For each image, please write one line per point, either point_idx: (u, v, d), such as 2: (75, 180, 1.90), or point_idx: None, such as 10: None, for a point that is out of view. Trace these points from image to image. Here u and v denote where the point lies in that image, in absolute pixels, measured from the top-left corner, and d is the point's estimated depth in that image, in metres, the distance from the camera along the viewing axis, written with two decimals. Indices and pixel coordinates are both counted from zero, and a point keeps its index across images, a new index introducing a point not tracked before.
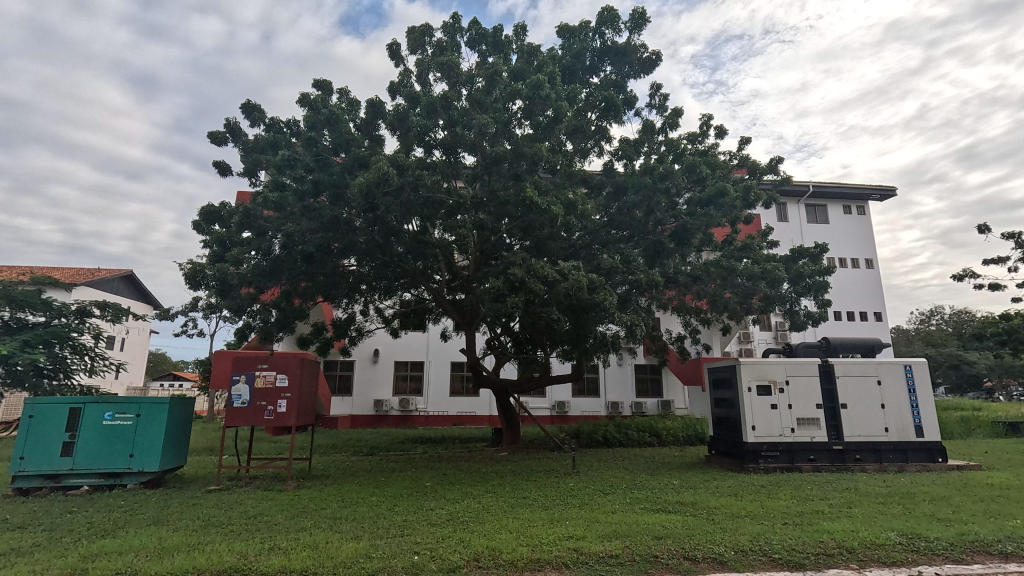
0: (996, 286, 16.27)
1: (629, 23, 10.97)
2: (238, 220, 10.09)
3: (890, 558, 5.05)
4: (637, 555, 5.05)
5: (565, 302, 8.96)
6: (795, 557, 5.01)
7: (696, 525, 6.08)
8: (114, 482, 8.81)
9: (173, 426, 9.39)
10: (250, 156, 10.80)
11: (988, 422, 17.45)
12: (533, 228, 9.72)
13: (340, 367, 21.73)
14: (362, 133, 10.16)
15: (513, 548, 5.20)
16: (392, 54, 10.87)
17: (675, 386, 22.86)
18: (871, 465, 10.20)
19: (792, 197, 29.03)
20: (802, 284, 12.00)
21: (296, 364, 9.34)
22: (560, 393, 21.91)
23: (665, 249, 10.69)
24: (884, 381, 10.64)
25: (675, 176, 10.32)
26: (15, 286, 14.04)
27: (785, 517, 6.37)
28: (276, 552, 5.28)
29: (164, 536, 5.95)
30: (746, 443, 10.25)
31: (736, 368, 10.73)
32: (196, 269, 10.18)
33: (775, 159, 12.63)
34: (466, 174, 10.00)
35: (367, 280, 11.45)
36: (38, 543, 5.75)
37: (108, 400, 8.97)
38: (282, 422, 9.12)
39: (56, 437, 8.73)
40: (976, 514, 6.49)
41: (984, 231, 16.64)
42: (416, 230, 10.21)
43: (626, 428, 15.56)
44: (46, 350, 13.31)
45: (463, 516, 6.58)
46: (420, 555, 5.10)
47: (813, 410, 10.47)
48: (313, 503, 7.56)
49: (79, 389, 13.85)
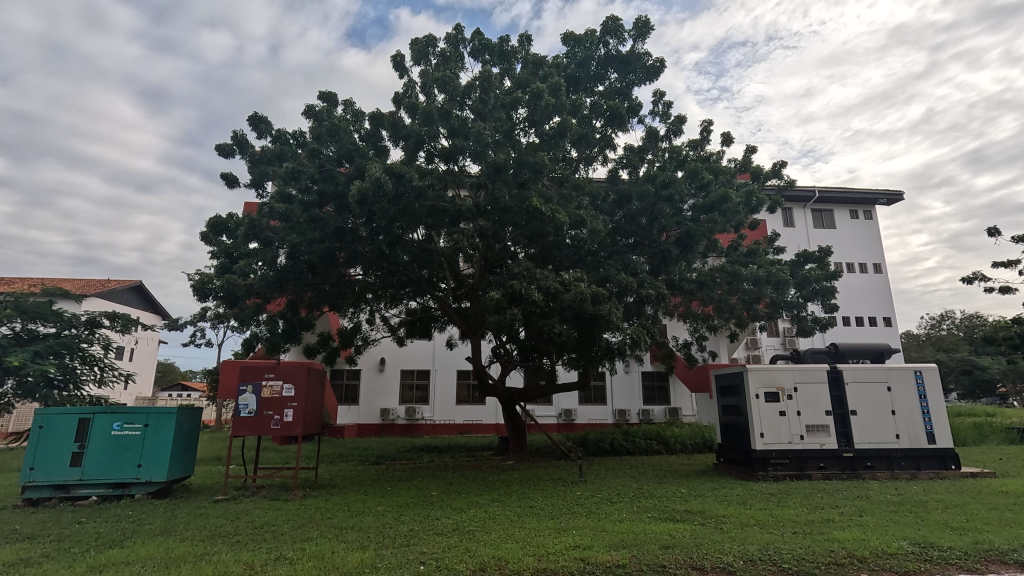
0: (1007, 289, 16.09)
1: (634, 32, 11.03)
2: (245, 231, 10.27)
3: (903, 567, 4.96)
4: (644, 565, 4.99)
5: (569, 313, 8.99)
6: (805, 565, 4.95)
7: (704, 533, 6.03)
8: (122, 492, 8.86)
9: (181, 436, 9.41)
10: (257, 167, 10.92)
11: (1002, 428, 17.21)
12: (537, 236, 9.72)
13: (346, 375, 21.79)
14: (366, 144, 10.17)
15: (519, 558, 5.17)
16: (397, 66, 10.99)
17: (683, 394, 22.74)
18: (883, 472, 10.06)
19: (797, 202, 28.99)
20: (809, 289, 12.00)
21: (301, 373, 9.37)
22: (567, 401, 21.87)
23: (669, 257, 10.74)
24: (894, 388, 10.53)
25: (678, 183, 10.29)
26: (27, 298, 14.17)
27: (795, 526, 6.30)
28: (281, 562, 5.27)
29: (172, 546, 5.97)
30: (755, 451, 10.15)
31: (744, 375, 10.66)
32: (204, 280, 10.22)
33: (781, 164, 12.63)
34: (471, 182, 10.05)
35: (373, 288, 11.67)
36: (46, 553, 5.79)
37: (118, 410, 9.02)
38: (287, 432, 9.15)
39: (67, 447, 8.79)
40: (991, 522, 6.37)
41: (994, 234, 16.49)
42: (421, 239, 10.20)
43: (633, 436, 15.43)
44: (58, 361, 13.44)
45: (469, 526, 6.55)
46: (427, 566, 5.07)
47: (823, 417, 10.36)
48: (319, 512, 7.56)
49: (89, 399, 13.94)
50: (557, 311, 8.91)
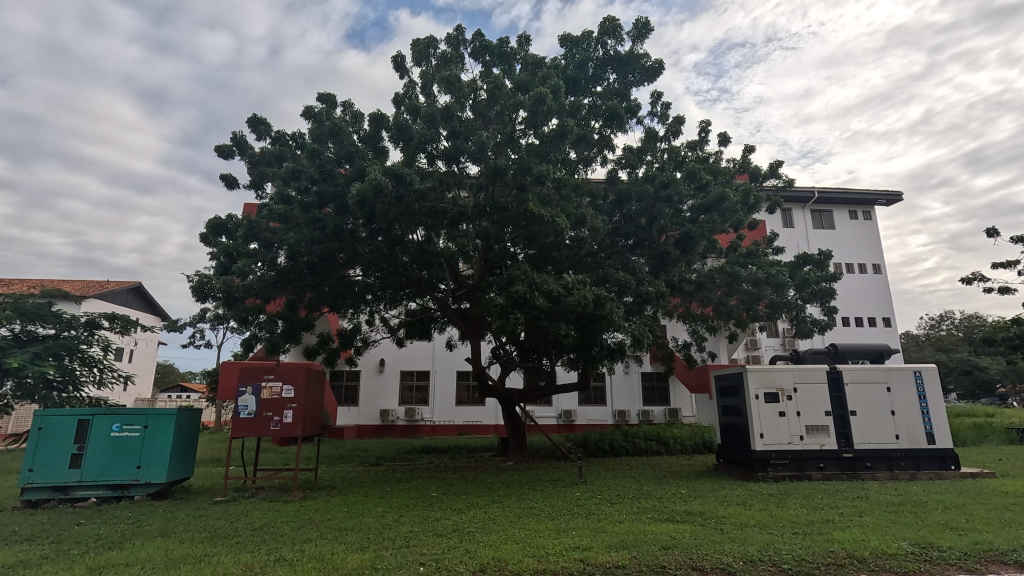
0: (1007, 290, 16.11)
1: (632, 33, 11.04)
2: (244, 232, 10.23)
3: (904, 567, 4.96)
4: (644, 566, 5.00)
5: (571, 315, 9.02)
6: (805, 566, 4.96)
7: (704, 534, 6.05)
8: (122, 494, 8.84)
9: (181, 438, 9.40)
10: (256, 168, 10.91)
11: (1001, 428, 17.23)
12: (537, 237, 9.71)
13: (346, 376, 21.77)
14: (366, 145, 10.16)
15: (519, 559, 5.17)
16: (397, 66, 10.99)
17: (683, 395, 22.75)
18: (883, 473, 10.06)
19: (796, 203, 29.05)
20: (808, 290, 12.01)
21: (301, 374, 9.36)
22: (567, 401, 21.87)
23: (669, 258, 10.76)
24: (894, 388, 10.53)
25: (677, 183, 10.36)
26: (27, 299, 14.17)
27: (794, 526, 6.32)
28: (281, 564, 5.26)
29: (171, 548, 5.95)
30: (754, 452, 10.15)
31: (743, 376, 10.67)
32: (203, 280, 10.19)
33: (780, 165, 12.63)
34: (470, 183, 10.02)
35: (373, 289, 11.64)
36: (46, 555, 5.77)
37: (117, 411, 9.01)
38: (288, 433, 9.14)
39: (65, 449, 8.78)
40: (991, 522, 6.38)
41: (993, 235, 16.50)
42: (421, 240, 10.18)
43: (633, 436, 15.44)
44: (57, 363, 13.42)
45: (469, 527, 6.54)
46: (426, 567, 5.07)
47: (822, 418, 10.36)
48: (319, 514, 7.56)
49: (88, 401, 13.91)
50: (559, 312, 8.90)
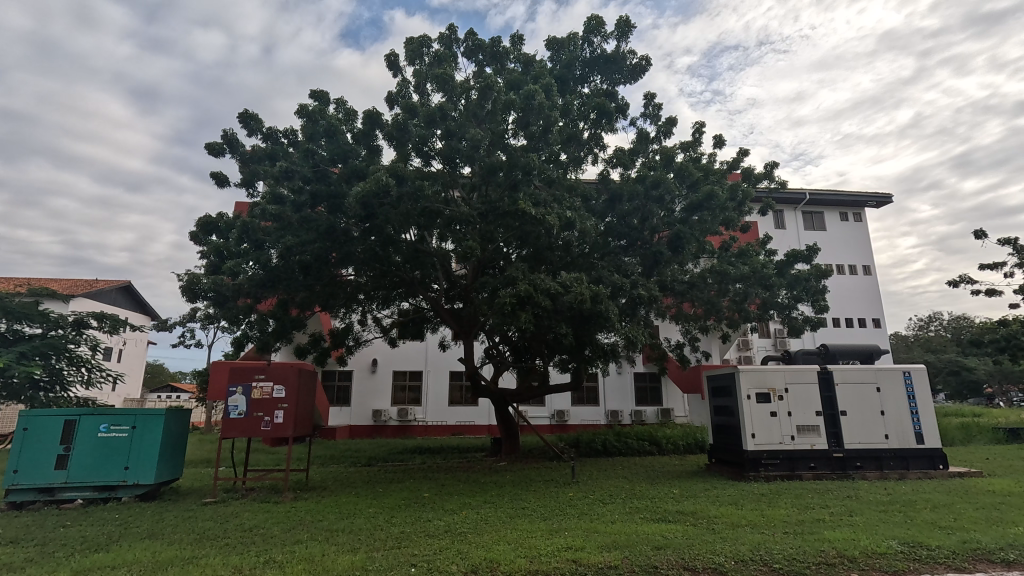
0: (994, 292, 16.33)
1: (616, 32, 11.07)
2: (237, 234, 10.08)
3: (893, 567, 4.97)
4: (636, 566, 4.98)
5: (573, 313, 8.89)
6: (795, 565, 4.96)
7: (696, 533, 6.05)
8: (109, 495, 8.73)
9: (169, 438, 9.30)
10: (247, 166, 10.79)
11: (988, 428, 17.45)
12: (531, 238, 9.71)
13: (339, 376, 21.68)
14: (360, 142, 9.94)
15: (512, 560, 5.12)
16: (391, 65, 10.95)
17: (675, 395, 22.88)
18: (872, 472, 10.13)
19: (788, 205, 29.27)
20: (799, 288, 11.92)
21: (293, 374, 9.27)
22: (560, 401, 21.91)
23: (662, 259, 10.82)
24: (883, 388, 10.62)
25: (667, 182, 10.43)
26: (13, 299, 13.97)
27: (786, 526, 6.32)
28: (270, 566, 5.19)
29: (159, 549, 5.90)
30: (746, 452, 10.19)
31: (735, 376, 10.70)
32: (193, 280, 10.07)
33: (770, 164, 12.67)
34: (464, 183, 9.95)
35: (365, 288, 11.60)
36: (29, 557, 5.71)
37: (105, 411, 8.90)
38: (279, 434, 9.05)
39: (51, 450, 8.65)
40: (977, 522, 6.39)
41: (981, 237, 16.71)
42: (414, 240, 10.09)
43: (626, 437, 15.48)
44: (44, 362, 13.26)
45: (461, 528, 6.52)
46: (418, 567, 5.04)
47: (813, 418, 10.42)
48: (310, 514, 7.51)
49: (77, 401, 13.79)
50: (557, 310, 8.82)
